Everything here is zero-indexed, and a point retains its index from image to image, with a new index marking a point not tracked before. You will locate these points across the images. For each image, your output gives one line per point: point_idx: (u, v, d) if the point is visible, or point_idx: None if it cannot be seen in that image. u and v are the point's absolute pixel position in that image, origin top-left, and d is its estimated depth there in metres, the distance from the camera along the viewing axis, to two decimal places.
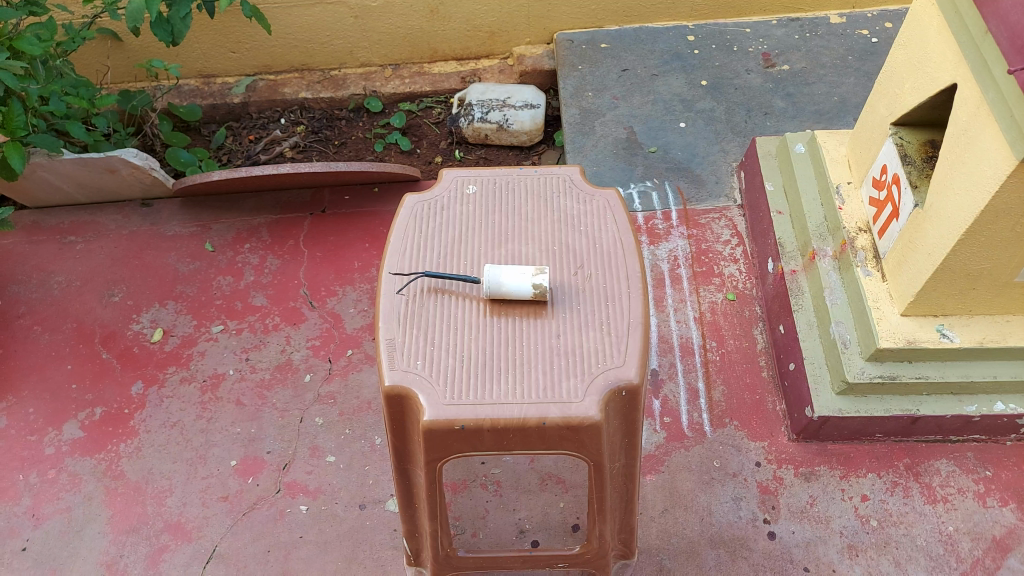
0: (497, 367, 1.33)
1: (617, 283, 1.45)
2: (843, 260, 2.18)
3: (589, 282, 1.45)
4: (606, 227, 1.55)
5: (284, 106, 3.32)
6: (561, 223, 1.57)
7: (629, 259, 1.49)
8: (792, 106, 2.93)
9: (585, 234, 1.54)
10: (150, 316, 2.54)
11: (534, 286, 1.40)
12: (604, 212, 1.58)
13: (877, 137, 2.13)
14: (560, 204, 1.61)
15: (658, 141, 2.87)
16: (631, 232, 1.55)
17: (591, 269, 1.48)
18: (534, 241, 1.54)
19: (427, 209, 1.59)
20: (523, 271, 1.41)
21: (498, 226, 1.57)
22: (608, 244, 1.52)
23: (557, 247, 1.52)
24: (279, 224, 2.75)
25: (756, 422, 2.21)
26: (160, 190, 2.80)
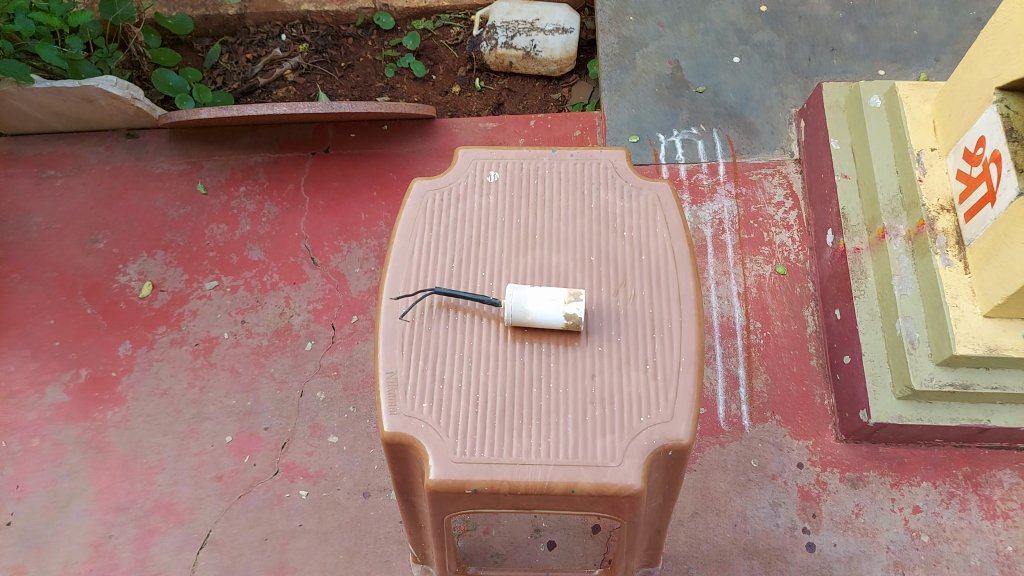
0: (519, 416, 1.14)
1: (667, 310, 1.22)
2: (919, 243, 1.89)
3: (632, 305, 1.22)
4: (656, 232, 1.30)
5: (284, 19, 2.97)
6: (601, 224, 1.32)
7: (682, 277, 1.25)
8: (865, 41, 2.53)
9: (630, 240, 1.29)
10: (137, 267, 2.31)
11: (566, 316, 1.17)
12: (653, 211, 1.32)
13: (975, 102, 1.80)
14: (599, 198, 1.35)
15: (707, 79, 2.52)
16: (685, 239, 1.30)
17: (636, 288, 1.24)
18: (566, 248, 1.30)
19: (442, 199, 1.35)
20: (552, 297, 1.18)
21: (524, 225, 1.32)
22: (658, 256, 1.27)
23: (595, 257, 1.28)
24: (277, 164, 2.47)
25: (800, 418, 2.01)
26: (146, 120, 2.51)
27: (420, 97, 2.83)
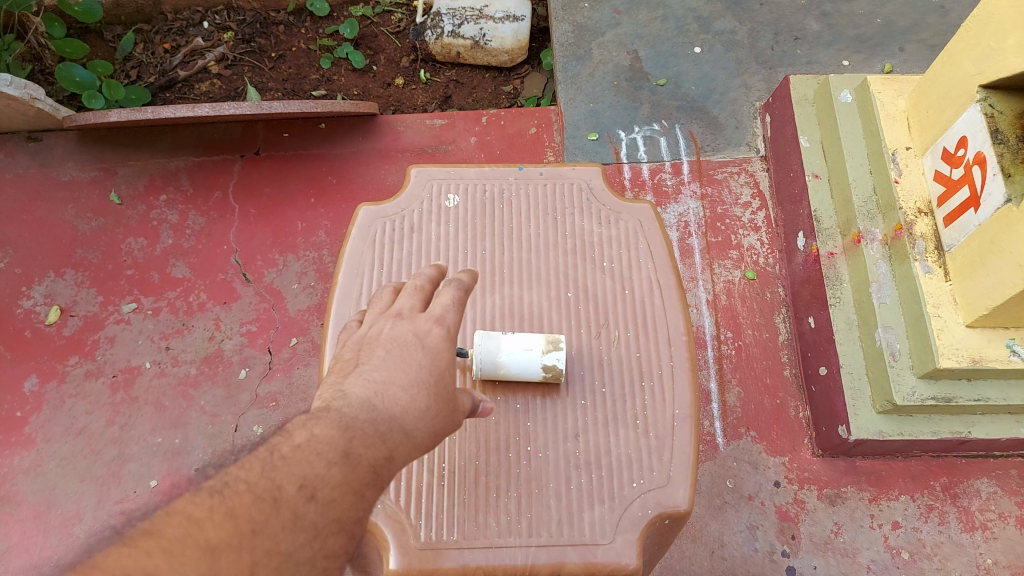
0: (501, 492, 1.17)
1: (658, 355, 1.30)
2: (896, 248, 1.79)
3: (617, 348, 1.30)
4: (642, 263, 1.40)
5: (206, 5, 2.71)
6: (578, 254, 1.42)
7: (671, 319, 1.34)
8: (829, 29, 2.42)
9: (609, 271, 1.39)
10: (44, 289, 2.06)
11: (544, 367, 1.21)
12: (634, 236, 1.44)
13: (955, 99, 1.71)
14: (574, 222, 1.46)
15: (668, 71, 2.38)
16: (670, 270, 1.40)
17: (620, 329, 1.32)
18: (542, 284, 1.38)
19: (400, 223, 1.48)
20: (530, 349, 1.22)
21: (488, 254, 1.43)
22: (644, 290, 1.37)
23: (573, 291, 1.37)
24: (202, 169, 2.23)
25: (776, 433, 1.90)
26: (50, 122, 2.22)
27: (360, 90, 2.62)
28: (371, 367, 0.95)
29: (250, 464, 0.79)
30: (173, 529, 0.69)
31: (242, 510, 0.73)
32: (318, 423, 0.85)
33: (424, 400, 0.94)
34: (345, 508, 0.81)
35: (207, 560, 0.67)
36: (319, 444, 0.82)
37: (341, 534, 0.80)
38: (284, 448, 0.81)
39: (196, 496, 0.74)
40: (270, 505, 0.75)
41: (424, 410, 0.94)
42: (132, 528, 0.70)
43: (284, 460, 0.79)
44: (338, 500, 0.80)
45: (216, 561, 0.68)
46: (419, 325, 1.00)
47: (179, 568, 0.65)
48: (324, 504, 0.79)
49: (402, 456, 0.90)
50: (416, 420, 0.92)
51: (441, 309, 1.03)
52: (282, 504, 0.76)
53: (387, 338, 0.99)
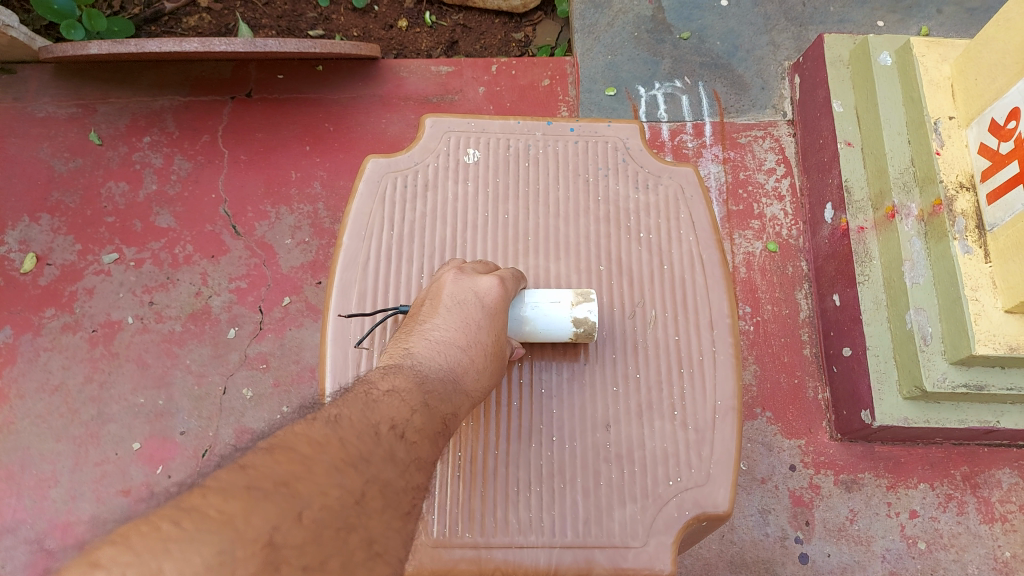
0: (532, 488, 1.25)
1: (699, 339, 1.35)
2: (933, 226, 1.68)
3: (654, 331, 1.34)
4: (684, 236, 1.43)
5: None
6: (613, 223, 1.43)
7: (713, 301, 1.38)
8: None
9: (647, 243, 1.42)
10: (18, 235, 1.92)
11: (575, 321, 1.24)
12: (676, 203, 1.45)
13: (1008, 67, 1.58)
14: (608, 185, 1.47)
15: (692, 23, 2.23)
16: (713, 245, 1.42)
17: (656, 308, 1.36)
18: (572, 255, 1.40)
19: (413, 178, 1.45)
20: (560, 302, 1.25)
21: (511, 221, 1.43)
22: (684, 266, 1.40)
23: (607, 261, 1.39)
24: (189, 109, 2.07)
25: (792, 414, 1.83)
26: (23, 52, 2.05)
27: (360, 31, 2.43)
28: (436, 326, 1.12)
29: (348, 404, 0.92)
30: (303, 446, 0.81)
31: (351, 440, 0.85)
32: (396, 377, 1.00)
33: (483, 360, 1.11)
34: (426, 451, 0.94)
35: (334, 476, 0.80)
36: (401, 392, 0.97)
37: (423, 472, 0.91)
38: (375, 392, 0.96)
39: (313, 423, 0.86)
40: (372, 437, 0.88)
41: (482, 369, 1.10)
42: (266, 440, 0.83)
43: (375, 402, 0.94)
44: (421, 443, 0.93)
45: (339, 477, 0.81)
46: (478, 286, 1.16)
47: (316, 480, 0.78)
48: (409, 445, 0.91)
49: (462, 412, 1.06)
50: (475, 377, 1.08)
51: (499, 275, 1.20)
52: (381, 438, 0.89)
53: (450, 296, 1.15)
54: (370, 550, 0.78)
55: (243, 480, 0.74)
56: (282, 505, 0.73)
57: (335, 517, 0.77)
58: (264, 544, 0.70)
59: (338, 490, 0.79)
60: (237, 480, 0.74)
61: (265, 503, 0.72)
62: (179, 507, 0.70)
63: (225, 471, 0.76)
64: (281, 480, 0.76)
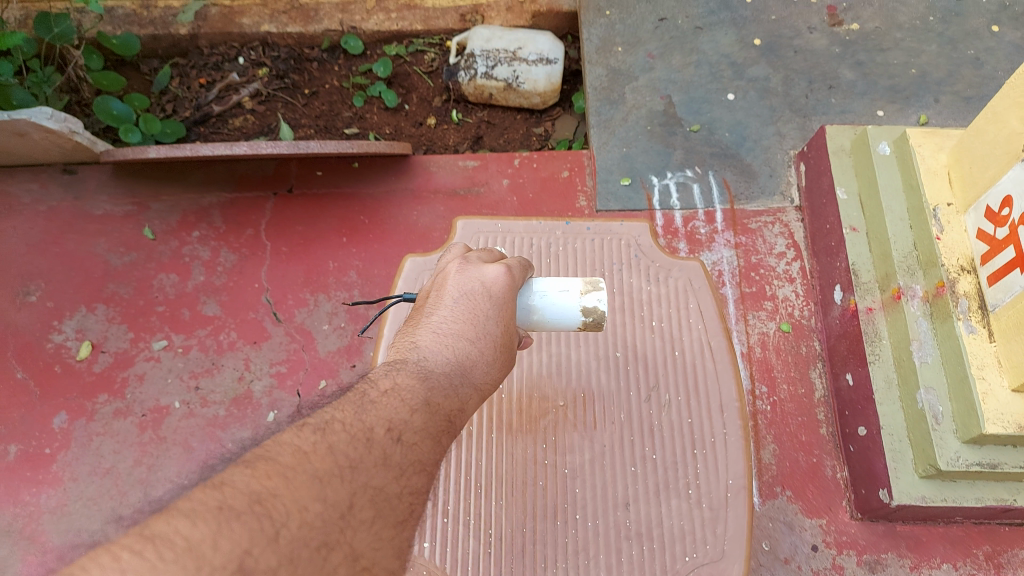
0: (558, 558, 1.58)
1: (712, 424, 1.69)
2: (938, 307, 1.76)
3: (668, 414, 1.70)
4: (693, 327, 1.80)
5: (242, 41, 2.73)
6: (631, 316, 1.83)
7: (723, 388, 1.72)
8: (863, 78, 2.42)
9: (659, 330, 1.81)
10: (75, 324, 2.06)
11: (585, 310, 1.41)
12: (686, 294, 1.85)
13: (1000, 156, 1.69)
14: (628, 283, 1.87)
15: (701, 117, 2.38)
16: (719, 333, 1.79)
17: (670, 393, 1.73)
18: (594, 344, 1.80)
19: None
20: (572, 295, 1.41)
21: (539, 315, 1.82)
22: (694, 352, 1.77)
23: (624, 349, 1.78)
24: (235, 205, 2.24)
25: (811, 493, 1.87)
26: (86, 155, 2.24)
27: (391, 129, 2.63)
28: (441, 319, 1.20)
29: (345, 405, 1.00)
30: (286, 458, 0.87)
31: (341, 447, 0.92)
32: (399, 374, 1.09)
33: (489, 350, 1.19)
34: (426, 451, 1.01)
35: (316, 489, 0.85)
36: (403, 391, 1.06)
37: (421, 475, 0.98)
38: (375, 392, 1.04)
39: (303, 432, 0.93)
40: (365, 444, 0.95)
41: (486, 360, 1.18)
42: (252, 451, 0.89)
43: (373, 404, 1.01)
44: (419, 444, 1.00)
45: (322, 490, 0.86)
46: (483, 275, 1.27)
47: (295, 495, 0.83)
48: (407, 448, 0.99)
49: (471, 405, 1.15)
50: (482, 368, 1.17)
51: (506, 265, 1.31)
52: (374, 445, 0.95)
53: (455, 290, 1.24)
54: (356, 565, 0.85)
55: (215, 499, 0.78)
56: (255, 524, 0.77)
57: (316, 535, 0.82)
58: (234, 568, 0.73)
59: (319, 503, 0.85)
60: (209, 500, 0.77)
61: (234, 525, 0.76)
62: (143, 534, 0.72)
63: (205, 488, 0.80)
64: (254, 497, 0.80)
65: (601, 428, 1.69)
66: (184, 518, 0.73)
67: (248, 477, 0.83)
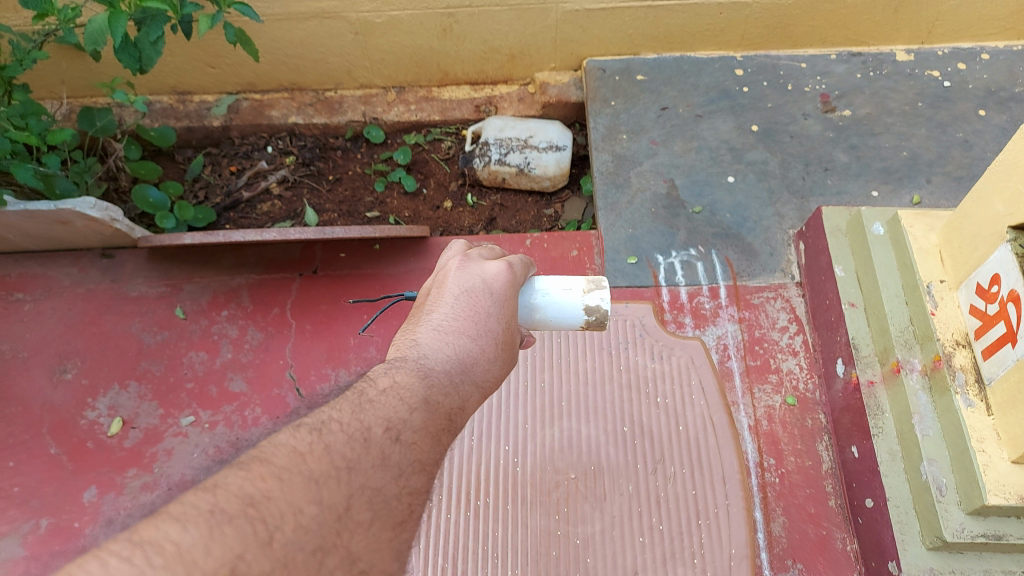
0: None
1: (715, 495, 1.96)
2: (936, 381, 1.82)
3: (673, 485, 1.97)
4: (696, 402, 2.11)
5: (271, 132, 2.92)
6: (638, 391, 2.13)
7: (726, 460, 2.01)
8: (856, 161, 2.55)
9: (663, 405, 2.11)
10: (108, 401, 2.16)
11: (588, 308, 1.53)
12: (689, 370, 2.16)
13: (986, 237, 1.79)
14: (636, 363, 2.19)
15: (703, 199, 2.51)
16: (719, 409, 2.09)
17: (675, 465, 2.00)
18: (605, 421, 2.08)
19: None
20: (574, 293, 1.53)
21: (554, 398, 2.12)
22: (694, 426, 2.07)
23: (631, 424, 2.07)
24: (262, 286, 2.36)
25: (822, 566, 1.89)
26: (124, 240, 2.39)
27: (410, 212, 2.79)
28: (442, 317, 1.31)
29: (342, 406, 1.09)
30: (281, 459, 0.95)
31: (338, 446, 1.00)
32: (401, 369, 1.18)
33: (487, 347, 1.30)
34: (424, 450, 1.08)
35: (312, 491, 0.93)
36: (402, 390, 1.14)
37: (421, 476, 1.05)
38: (374, 392, 1.13)
39: (300, 432, 1.01)
40: (362, 445, 1.02)
41: (486, 357, 1.29)
42: (249, 453, 0.97)
43: (370, 404, 1.09)
44: (418, 443, 1.08)
45: (318, 492, 0.93)
46: (482, 275, 1.39)
47: (289, 497, 0.90)
48: (406, 447, 1.06)
49: (471, 402, 1.23)
50: (482, 364, 1.27)
51: (507, 263, 1.43)
52: (372, 446, 1.03)
53: (456, 289, 1.36)
54: (353, 567, 0.91)
55: (207, 503, 0.85)
56: (247, 530, 0.84)
57: (311, 537, 0.89)
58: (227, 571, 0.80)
59: (315, 506, 0.92)
60: (201, 504, 0.85)
61: (226, 530, 0.83)
62: (132, 540, 0.78)
63: (197, 491, 0.87)
64: (247, 502, 0.87)
65: (611, 499, 1.95)
66: (176, 523, 0.81)
67: (244, 479, 0.90)
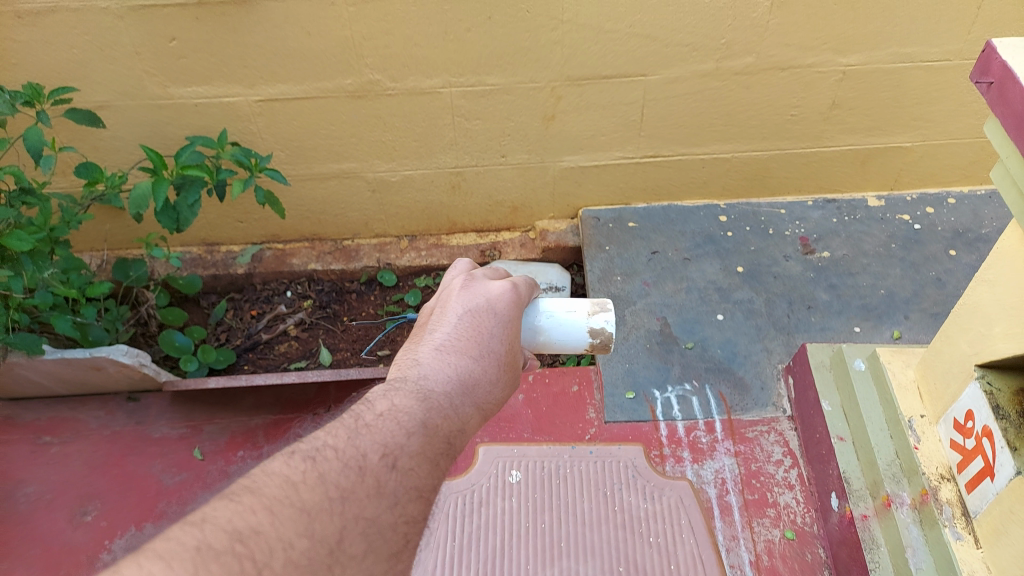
0: None
1: None
2: (926, 514, 1.89)
3: None
4: (687, 541, 2.14)
5: (291, 277, 3.14)
6: (631, 529, 2.17)
7: None
8: (837, 299, 2.72)
9: (656, 545, 2.13)
10: (123, 543, 2.22)
11: (592, 329, 1.63)
12: (679, 509, 2.21)
13: (958, 374, 1.89)
14: (629, 501, 2.24)
15: (695, 335, 2.66)
16: (708, 547, 2.13)
17: None
18: (600, 559, 2.11)
19: (469, 497, 2.27)
20: (579, 313, 1.63)
21: (552, 535, 2.16)
22: (686, 563, 2.10)
23: (626, 562, 2.09)
24: (279, 426, 2.49)
25: None
26: (151, 383, 2.54)
27: None
28: (442, 337, 1.37)
29: (337, 433, 1.11)
30: (272, 490, 0.97)
31: (331, 476, 1.03)
32: (399, 394, 1.22)
33: (487, 368, 1.35)
34: (421, 476, 1.11)
35: (303, 525, 0.94)
36: (398, 414, 1.17)
37: (417, 502, 1.08)
38: (369, 417, 1.15)
39: (293, 459, 1.03)
40: (358, 473, 1.05)
41: (488, 379, 1.35)
42: (239, 482, 0.99)
43: (366, 429, 1.12)
44: (415, 469, 1.11)
45: (310, 525, 0.95)
46: (484, 296, 1.46)
47: (278, 532, 0.92)
48: (402, 473, 1.09)
49: (471, 422, 1.28)
50: (482, 386, 1.33)
51: (511, 284, 1.52)
52: (368, 472, 1.06)
53: (457, 310, 1.42)
54: None
55: (194, 539, 0.86)
56: (233, 564, 0.85)
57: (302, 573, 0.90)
58: None
59: (306, 540, 0.93)
60: (187, 541, 0.85)
61: (212, 565, 0.83)
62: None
63: (184, 526, 0.88)
64: (235, 537, 0.89)
65: None
66: (160, 561, 0.81)
67: (234, 513, 0.92)
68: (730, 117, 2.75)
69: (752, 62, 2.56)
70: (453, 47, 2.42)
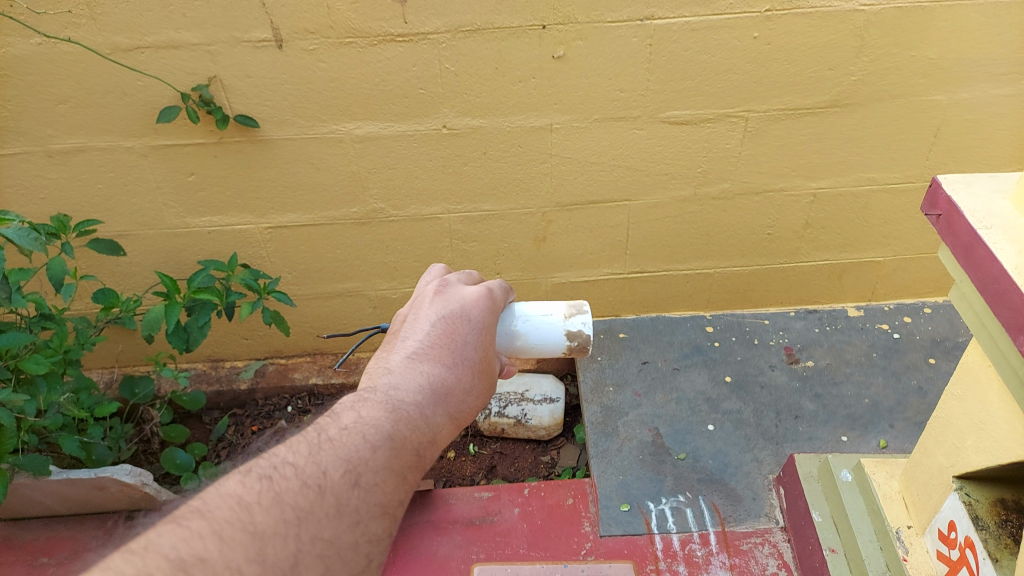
0: None
1: None
2: None
3: None
4: None
5: (292, 391, 3.21)
6: None
7: None
8: (823, 407, 2.80)
9: None
10: None
11: (569, 329, 1.85)
12: None
13: (937, 485, 1.95)
14: None
15: (686, 445, 2.73)
16: None
17: None
18: None
19: None
20: (555, 315, 1.86)
21: None
22: None
23: None
24: None
25: None
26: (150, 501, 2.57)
27: None
28: (414, 346, 1.53)
29: (297, 450, 1.19)
30: (223, 512, 1.04)
31: (288, 496, 1.10)
32: (368, 404, 1.34)
33: (459, 375, 1.51)
34: (387, 492, 1.22)
35: (252, 553, 1.01)
36: (363, 428, 1.28)
37: (376, 519, 1.18)
38: (333, 432, 1.25)
39: (248, 479, 1.11)
40: (316, 493, 1.13)
41: (462, 386, 1.51)
42: (190, 504, 1.05)
43: (328, 443, 1.22)
44: (380, 484, 1.22)
45: (261, 551, 1.02)
46: (453, 307, 1.63)
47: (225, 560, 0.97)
48: (365, 489, 1.19)
49: (443, 425, 1.43)
50: (455, 393, 1.49)
51: (482, 293, 1.70)
52: (326, 495, 1.14)
53: (428, 322, 1.58)
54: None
55: (134, 567, 0.91)
56: None
57: None
58: None
59: (256, 564, 1.00)
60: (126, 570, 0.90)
61: None
62: None
63: (127, 555, 0.93)
64: (177, 566, 0.93)
65: None
66: None
67: (181, 539, 0.97)
68: (711, 236, 2.93)
69: (728, 188, 2.76)
70: (451, 179, 2.62)
